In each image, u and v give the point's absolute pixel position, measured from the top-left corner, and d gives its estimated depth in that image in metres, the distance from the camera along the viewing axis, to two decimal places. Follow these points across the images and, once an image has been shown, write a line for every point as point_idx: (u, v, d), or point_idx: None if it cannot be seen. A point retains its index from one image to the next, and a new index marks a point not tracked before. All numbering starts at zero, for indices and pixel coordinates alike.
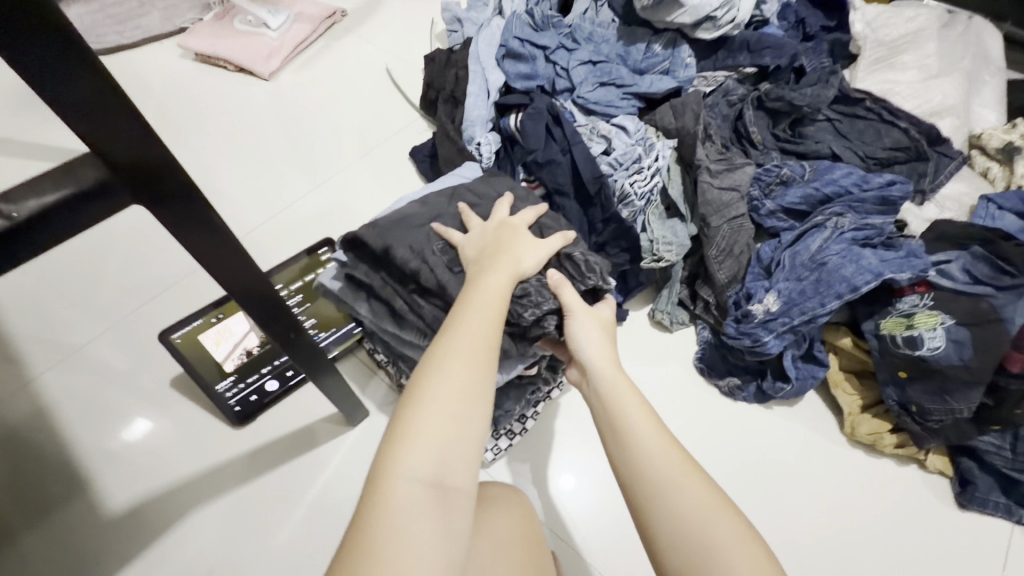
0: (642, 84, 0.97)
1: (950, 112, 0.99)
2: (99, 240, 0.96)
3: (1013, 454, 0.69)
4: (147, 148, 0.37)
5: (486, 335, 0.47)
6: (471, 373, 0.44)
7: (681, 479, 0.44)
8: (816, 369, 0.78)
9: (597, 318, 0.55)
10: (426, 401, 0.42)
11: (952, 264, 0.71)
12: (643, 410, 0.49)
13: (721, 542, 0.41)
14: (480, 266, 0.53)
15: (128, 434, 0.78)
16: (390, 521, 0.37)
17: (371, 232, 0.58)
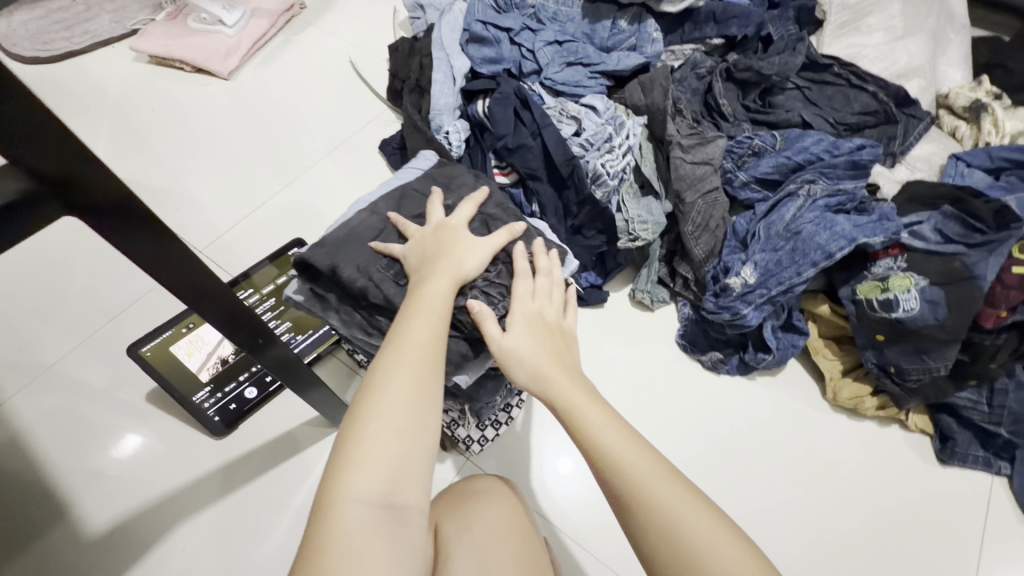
0: (609, 62, 0.95)
1: (915, 74, 0.99)
2: (62, 257, 0.93)
3: (989, 408, 0.71)
4: (76, 160, 0.34)
5: (432, 345, 0.46)
6: (417, 385, 0.43)
7: (654, 480, 0.43)
8: (796, 338, 0.78)
9: (530, 336, 0.52)
10: (371, 418, 0.41)
11: (924, 224, 0.71)
12: (605, 411, 0.47)
13: (702, 549, 0.40)
14: (421, 272, 0.53)
15: (119, 450, 0.76)
16: (341, 548, 0.36)
17: (318, 251, 0.56)
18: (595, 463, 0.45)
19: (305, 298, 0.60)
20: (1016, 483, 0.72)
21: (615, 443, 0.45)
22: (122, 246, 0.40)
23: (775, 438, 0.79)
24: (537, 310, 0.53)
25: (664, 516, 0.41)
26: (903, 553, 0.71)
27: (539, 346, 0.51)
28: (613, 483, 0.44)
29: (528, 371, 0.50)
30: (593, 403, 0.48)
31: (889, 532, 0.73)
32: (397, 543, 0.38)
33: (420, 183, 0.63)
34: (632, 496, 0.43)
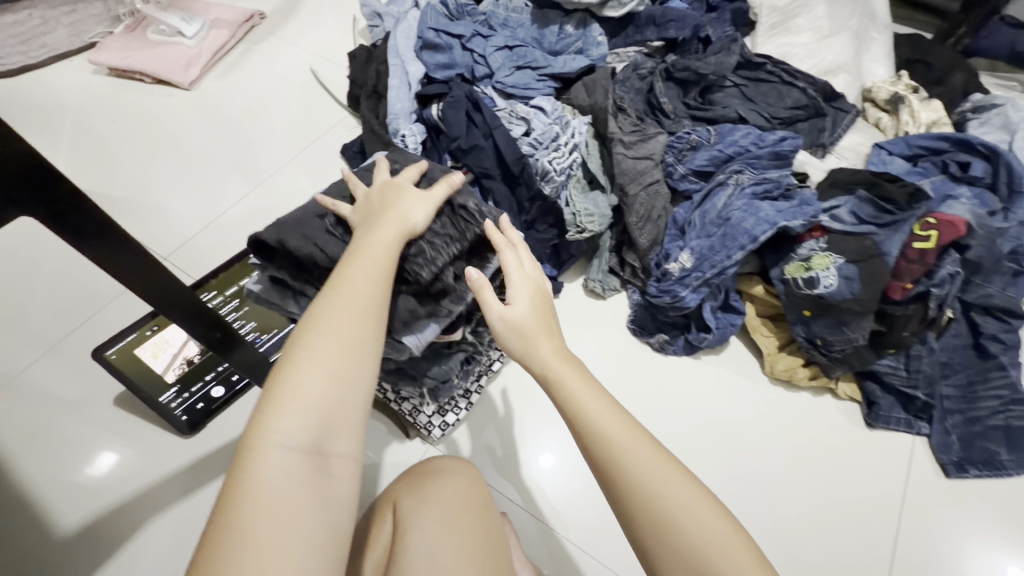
0: (556, 65, 1.00)
1: (842, 70, 1.07)
2: (26, 269, 0.94)
3: (907, 372, 0.78)
4: (14, 151, 0.36)
5: (370, 300, 0.48)
6: (353, 336, 0.46)
7: (635, 450, 0.47)
8: (733, 317, 0.84)
9: (529, 306, 0.55)
10: (303, 368, 0.43)
11: (842, 208, 0.78)
12: (591, 384, 0.50)
13: (674, 509, 0.44)
14: (368, 222, 0.56)
15: (94, 468, 0.77)
16: (260, 490, 0.38)
17: (268, 229, 0.59)
18: (579, 432, 0.48)
19: (263, 290, 0.64)
20: (935, 441, 0.79)
21: (598, 415, 0.48)
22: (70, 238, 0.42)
23: (721, 412, 0.85)
24: (530, 282, 0.56)
25: (645, 486, 0.45)
26: (837, 509, 0.78)
27: (538, 320, 0.54)
28: (596, 452, 0.47)
29: (520, 343, 0.53)
30: (574, 374, 0.50)
31: (823, 491, 0.79)
32: (323, 486, 0.40)
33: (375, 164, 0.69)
34: (611, 461, 0.47)
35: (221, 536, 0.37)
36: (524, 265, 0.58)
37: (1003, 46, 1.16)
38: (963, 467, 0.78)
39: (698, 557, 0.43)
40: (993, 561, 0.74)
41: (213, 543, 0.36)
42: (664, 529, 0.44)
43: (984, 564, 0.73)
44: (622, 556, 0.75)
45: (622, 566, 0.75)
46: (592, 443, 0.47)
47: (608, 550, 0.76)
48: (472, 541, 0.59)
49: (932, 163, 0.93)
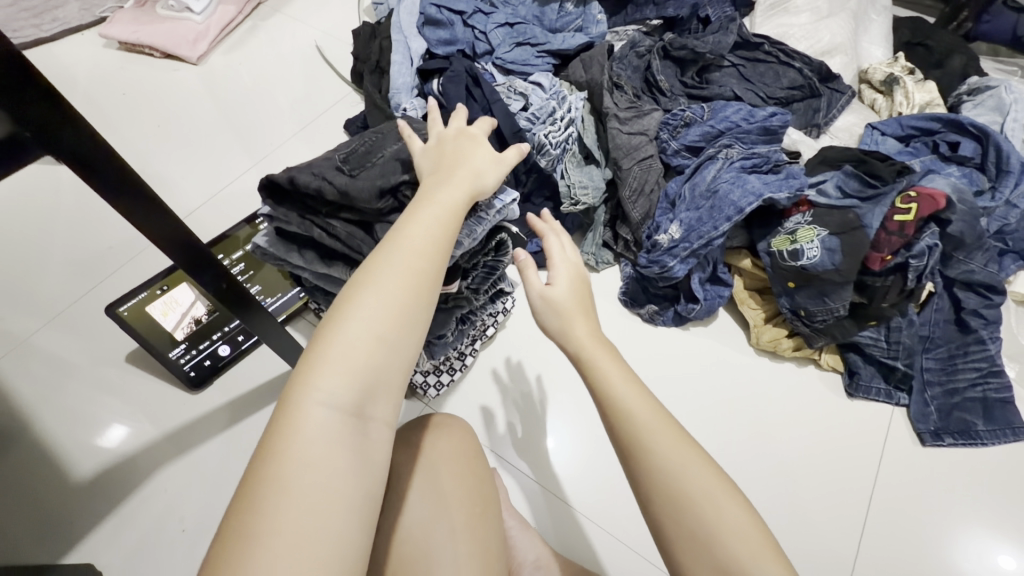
0: (554, 42, 1.02)
1: (838, 51, 1.08)
2: (43, 233, 0.98)
3: (888, 343, 0.80)
4: (57, 113, 0.40)
5: (423, 264, 0.48)
6: (406, 301, 0.45)
7: (659, 434, 0.49)
8: (721, 289, 0.87)
9: (569, 291, 0.59)
10: (350, 327, 0.43)
11: (828, 182, 0.80)
12: (626, 372, 0.54)
13: (692, 489, 0.47)
14: (435, 177, 0.56)
15: (104, 441, 0.79)
16: (301, 444, 0.39)
17: (281, 171, 0.62)
18: (609, 412, 0.52)
19: (272, 243, 0.67)
20: (913, 411, 0.82)
21: (626, 396, 0.52)
22: (107, 196, 0.47)
23: (706, 381, 0.88)
24: (572, 266, 0.60)
25: (661, 467, 0.48)
26: (814, 475, 0.80)
27: (576, 303, 0.58)
28: (621, 432, 0.51)
29: (555, 322, 0.58)
30: (609, 360, 0.54)
31: (805, 459, 0.82)
32: (361, 448, 0.41)
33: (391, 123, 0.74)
34: (636, 441, 0.49)
35: (256, 485, 0.37)
36: (566, 251, 0.62)
37: (1005, 30, 1.14)
38: (940, 436, 0.81)
39: (713, 542, 0.45)
40: (973, 532, 0.75)
41: (249, 491, 0.37)
42: (682, 509, 0.47)
43: (970, 544, 0.74)
44: (608, 513, 0.79)
45: (608, 523, 0.78)
46: (620, 423, 0.51)
47: (597, 508, 0.79)
48: (470, 485, 0.64)
49: (923, 143, 0.95)
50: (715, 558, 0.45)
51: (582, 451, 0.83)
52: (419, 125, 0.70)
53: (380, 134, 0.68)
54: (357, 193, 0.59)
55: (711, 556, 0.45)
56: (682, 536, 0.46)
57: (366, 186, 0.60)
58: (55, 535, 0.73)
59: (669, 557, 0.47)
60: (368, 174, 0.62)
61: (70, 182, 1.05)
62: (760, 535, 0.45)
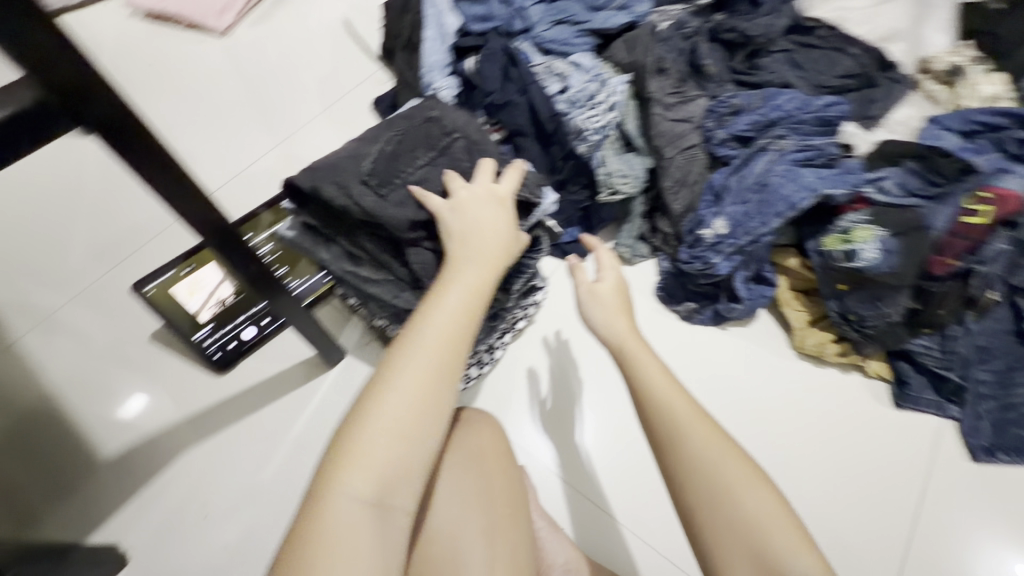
0: (596, 21, 0.97)
1: (894, 39, 1.03)
2: (67, 207, 0.97)
3: (942, 352, 0.75)
4: (61, 50, 0.35)
5: (445, 350, 0.50)
6: (427, 390, 0.48)
7: (690, 424, 0.54)
8: (766, 289, 0.82)
9: (614, 299, 0.66)
10: (374, 420, 0.46)
11: (887, 179, 0.75)
12: (660, 368, 0.59)
13: (725, 477, 0.51)
14: (463, 251, 0.57)
15: (125, 411, 0.79)
16: (328, 530, 0.42)
17: (305, 176, 0.61)
18: (645, 404, 0.57)
19: (298, 235, 0.66)
20: (964, 425, 0.77)
21: (664, 390, 0.57)
22: (140, 169, 0.44)
23: (743, 384, 0.84)
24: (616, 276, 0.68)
25: (694, 456, 0.52)
26: (855, 488, 0.77)
27: (616, 316, 0.65)
28: (657, 422, 0.55)
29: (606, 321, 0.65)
30: (652, 364, 0.59)
31: (846, 470, 0.78)
32: (382, 533, 0.43)
33: (414, 110, 0.68)
34: (670, 433, 0.54)
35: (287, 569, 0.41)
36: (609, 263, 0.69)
37: None
38: (993, 452, 0.76)
39: (746, 523, 0.49)
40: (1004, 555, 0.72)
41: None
42: (712, 494, 0.51)
43: (986, 556, 0.72)
44: (637, 516, 0.76)
45: (635, 524, 0.75)
46: (655, 413, 0.56)
47: (625, 510, 0.76)
48: (500, 486, 0.62)
49: (988, 139, 0.88)
50: (747, 539, 0.48)
51: (608, 451, 0.80)
52: (446, 120, 0.66)
53: (404, 133, 0.64)
54: (389, 223, 0.60)
55: (746, 539, 0.48)
56: (718, 522, 0.50)
57: (398, 215, 0.60)
58: (79, 513, 0.72)
59: (703, 545, 0.50)
60: (398, 193, 0.61)
61: (95, 156, 1.03)
62: (787, 519, 0.49)
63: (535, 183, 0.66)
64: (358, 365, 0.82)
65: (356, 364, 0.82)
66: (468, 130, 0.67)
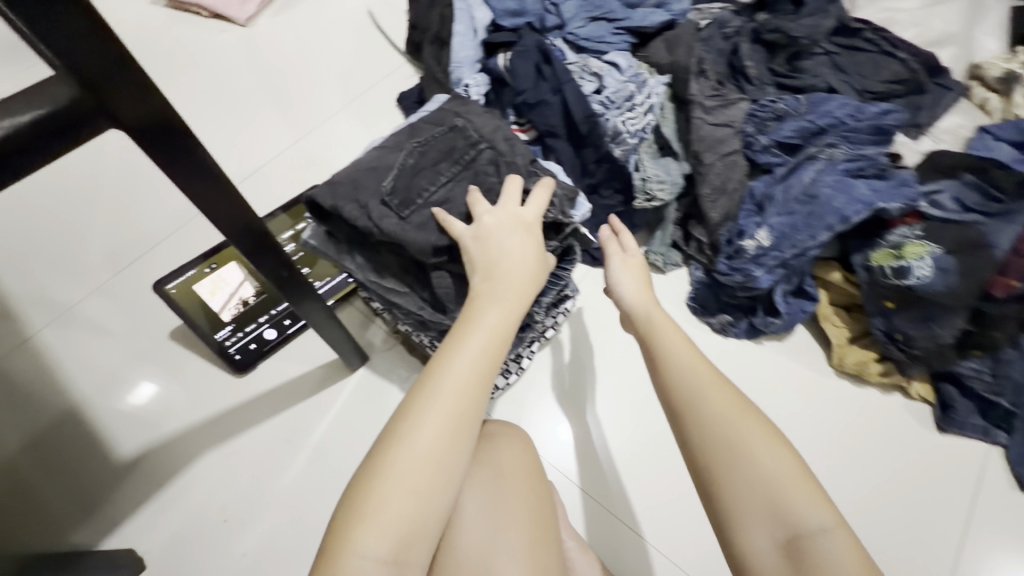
0: (635, 18, 0.93)
1: (949, 42, 0.97)
2: (86, 199, 0.95)
3: (993, 378, 0.71)
4: (79, 25, 0.32)
5: (465, 401, 0.47)
6: (443, 445, 0.45)
7: (708, 388, 0.53)
8: (806, 303, 0.79)
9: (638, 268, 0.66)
10: (390, 476, 0.43)
11: (943, 193, 0.72)
12: (678, 334, 0.58)
13: (746, 437, 0.49)
14: (487, 286, 0.54)
15: (134, 397, 0.79)
16: None
17: (325, 193, 0.59)
18: (664, 369, 0.55)
19: (320, 242, 0.64)
20: (1013, 452, 0.74)
21: (684, 356, 0.55)
22: (171, 169, 0.41)
23: (778, 401, 0.81)
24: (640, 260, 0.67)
25: (714, 419, 0.51)
26: (895, 515, 0.73)
27: (642, 291, 0.63)
28: (675, 387, 0.54)
29: (635, 291, 0.63)
30: (674, 335, 0.58)
31: (886, 496, 0.75)
32: None
33: (438, 116, 0.65)
34: (690, 399, 0.52)
35: None
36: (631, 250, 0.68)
37: None
38: None
39: (766, 483, 0.47)
40: None
41: None
42: (732, 456, 0.49)
43: None
44: (667, 536, 0.73)
45: (662, 542, 0.73)
46: (672, 380, 0.54)
47: (653, 529, 0.73)
48: (530, 508, 0.58)
49: None
50: (770, 499, 0.47)
51: (634, 466, 0.77)
52: (472, 129, 0.63)
53: (427, 144, 0.62)
54: (410, 247, 0.57)
55: (767, 500, 0.47)
56: (737, 481, 0.48)
57: (419, 239, 0.57)
58: (96, 514, 0.71)
59: (720, 509, 0.49)
60: (420, 213, 0.58)
61: (116, 145, 1.01)
62: (805, 478, 0.48)
63: (565, 202, 0.61)
64: (381, 371, 0.80)
65: (378, 369, 0.80)
66: (494, 139, 0.63)
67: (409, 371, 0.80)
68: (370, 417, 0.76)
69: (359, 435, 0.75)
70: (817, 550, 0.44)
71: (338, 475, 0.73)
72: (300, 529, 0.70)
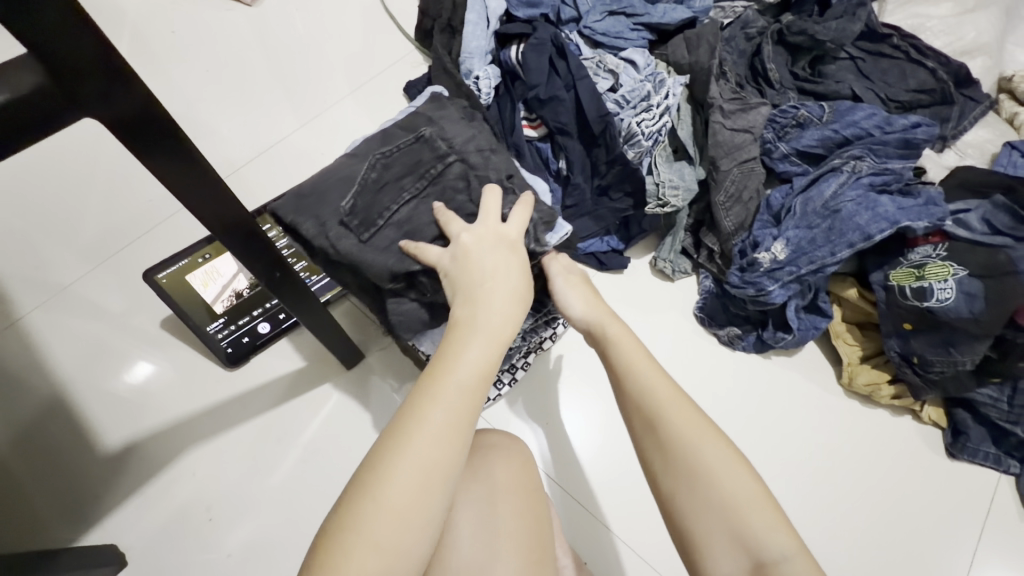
0: (655, 15, 0.90)
1: (981, 52, 0.93)
2: (81, 179, 0.92)
3: (1010, 407, 0.69)
4: (57, 13, 0.29)
5: (448, 443, 0.41)
6: (418, 499, 0.39)
7: (672, 405, 0.48)
8: (818, 320, 0.76)
9: (587, 283, 0.61)
10: (356, 536, 0.37)
11: (972, 213, 0.69)
12: (639, 349, 0.53)
13: (703, 457, 0.45)
14: (475, 315, 0.48)
15: (130, 377, 0.77)
16: None
17: (285, 206, 0.57)
18: (624, 385, 0.51)
19: None
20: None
21: (647, 374, 0.51)
22: (153, 164, 0.38)
23: (784, 418, 0.78)
24: (587, 285, 0.60)
25: (672, 438, 0.47)
26: (901, 540, 0.71)
27: (600, 306, 0.58)
28: (636, 406, 0.49)
29: (585, 307, 0.58)
30: (630, 345, 0.53)
31: (892, 521, 0.72)
32: None
33: (409, 122, 0.61)
34: (649, 419, 0.48)
35: None
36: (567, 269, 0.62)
37: None
38: None
39: (726, 506, 0.44)
40: None
41: None
42: (690, 477, 0.45)
43: None
44: (664, 550, 0.71)
45: (657, 559, 0.71)
46: (632, 395, 0.50)
47: (650, 544, 0.71)
48: (525, 528, 0.55)
49: None
50: (731, 523, 0.43)
51: (634, 482, 0.75)
52: (440, 140, 0.59)
53: (392, 155, 0.57)
54: (370, 270, 0.55)
55: (729, 523, 0.43)
56: (693, 504, 0.45)
57: (377, 262, 0.54)
58: (79, 506, 0.69)
59: (684, 535, 0.45)
60: (385, 235, 0.55)
61: None
62: (764, 496, 0.44)
63: (540, 227, 0.58)
64: (375, 370, 0.77)
65: (372, 368, 0.77)
66: (464, 151, 0.59)
67: (401, 372, 0.77)
68: (362, 418, 0.74)
69: (350, 437, 0.73)
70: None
71: (328, 478, 0.71)
72: (286, 533, 0.68)
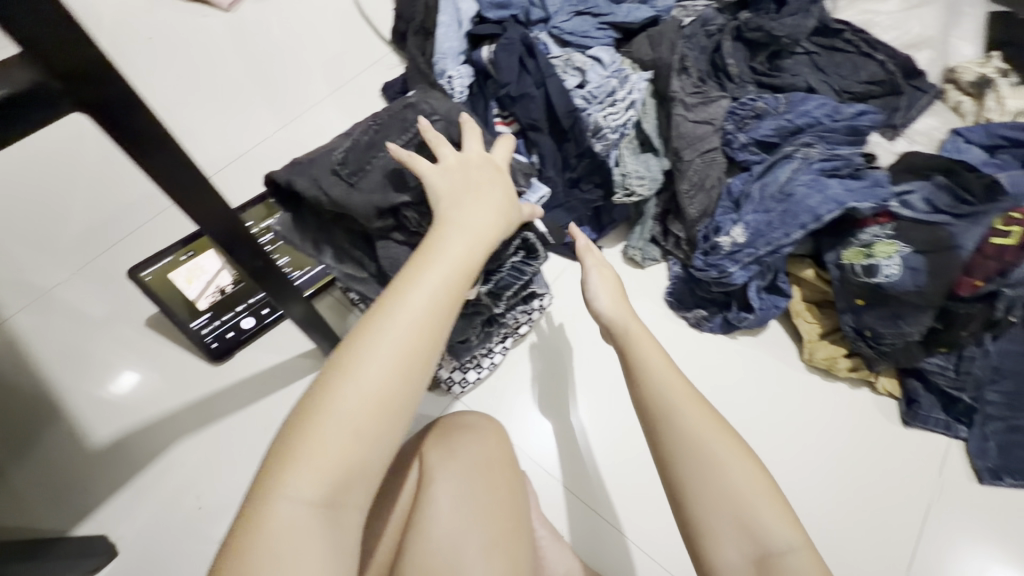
0: (619, 13, 0.94)
1: (926, 45, 0.99)
2: (59, 185, 0.94)
3: (956, 373, 0.73)
4: (50, 16, 0.32)
5: (424, 331, 0.43)
6: (394, 380, 0.41)
7: (685, 403, 0.50)
8: (778, 299, 0.81)
9: (610, 278, 0.63)
10: (332, 411, 0.39)
11: (915, 194, 0.73)
12: (656, 349, 0.54)
13: (715, 450, 0.47)
14: (456, 221, 0.50)
15: (115, 387, 0.78)
16: (266, 539, 0.36)
17: (283, 169, 0.59)
18: (638, 380, 0.52)
19: (286, 229, 0.62)
20: (971, 446, 0.76)
21: (661, 371, 0.52)
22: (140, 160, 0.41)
23: (750, 395, 0.82)
24: (607, 279, 0.63)
25: (686, 432, 0.48)
26: (859, 504, 0.76)
27: (619, 305, 0.60)
28: (650, 400, 0.51)
29: (610, 303, 0.60)
30: (647, 344, 0.55)
31: (851, 487, 0.77)
32: (335, 539, 0.38)
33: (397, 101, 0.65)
34: (661, 413, 0.50)
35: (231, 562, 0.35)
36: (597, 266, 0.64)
37: None
38: (998, 475, 0.75)
39: (733, 498, 0.45)
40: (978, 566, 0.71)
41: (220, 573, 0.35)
42: (702, 471, 0.47)
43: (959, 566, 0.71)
44: (638, 522, 0.75)
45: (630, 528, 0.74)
46: (646, 390, 0.51)
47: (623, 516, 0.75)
48: (500, 502, 0.58)
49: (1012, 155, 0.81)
50: (739, 516, 0.45)
51: (608, 459, 0.79)
52: (425, 105, 0.63)
53: (382, 122, 0.61)
54: (356, 210, 0.56)
55: (737, 516, 0.45)
56: (702, 495, 0.46)
57: (363, 203, 0.56)
58: (69, 501, 0.71)
59: (690, 523, 0.47)
60: (371, 179, 0.58)
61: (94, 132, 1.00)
62: (770, 490, 0.46)
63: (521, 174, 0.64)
64: None
65: None
66: (449, 115, 0.62)
67: None
68: None
69: None
70: (785, 569, 0.42)
71: None
72: None
